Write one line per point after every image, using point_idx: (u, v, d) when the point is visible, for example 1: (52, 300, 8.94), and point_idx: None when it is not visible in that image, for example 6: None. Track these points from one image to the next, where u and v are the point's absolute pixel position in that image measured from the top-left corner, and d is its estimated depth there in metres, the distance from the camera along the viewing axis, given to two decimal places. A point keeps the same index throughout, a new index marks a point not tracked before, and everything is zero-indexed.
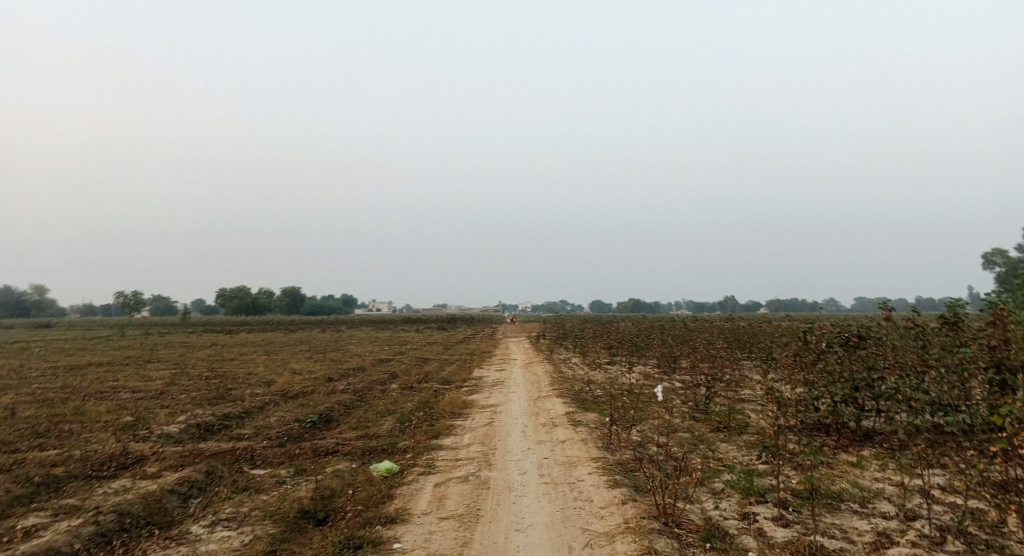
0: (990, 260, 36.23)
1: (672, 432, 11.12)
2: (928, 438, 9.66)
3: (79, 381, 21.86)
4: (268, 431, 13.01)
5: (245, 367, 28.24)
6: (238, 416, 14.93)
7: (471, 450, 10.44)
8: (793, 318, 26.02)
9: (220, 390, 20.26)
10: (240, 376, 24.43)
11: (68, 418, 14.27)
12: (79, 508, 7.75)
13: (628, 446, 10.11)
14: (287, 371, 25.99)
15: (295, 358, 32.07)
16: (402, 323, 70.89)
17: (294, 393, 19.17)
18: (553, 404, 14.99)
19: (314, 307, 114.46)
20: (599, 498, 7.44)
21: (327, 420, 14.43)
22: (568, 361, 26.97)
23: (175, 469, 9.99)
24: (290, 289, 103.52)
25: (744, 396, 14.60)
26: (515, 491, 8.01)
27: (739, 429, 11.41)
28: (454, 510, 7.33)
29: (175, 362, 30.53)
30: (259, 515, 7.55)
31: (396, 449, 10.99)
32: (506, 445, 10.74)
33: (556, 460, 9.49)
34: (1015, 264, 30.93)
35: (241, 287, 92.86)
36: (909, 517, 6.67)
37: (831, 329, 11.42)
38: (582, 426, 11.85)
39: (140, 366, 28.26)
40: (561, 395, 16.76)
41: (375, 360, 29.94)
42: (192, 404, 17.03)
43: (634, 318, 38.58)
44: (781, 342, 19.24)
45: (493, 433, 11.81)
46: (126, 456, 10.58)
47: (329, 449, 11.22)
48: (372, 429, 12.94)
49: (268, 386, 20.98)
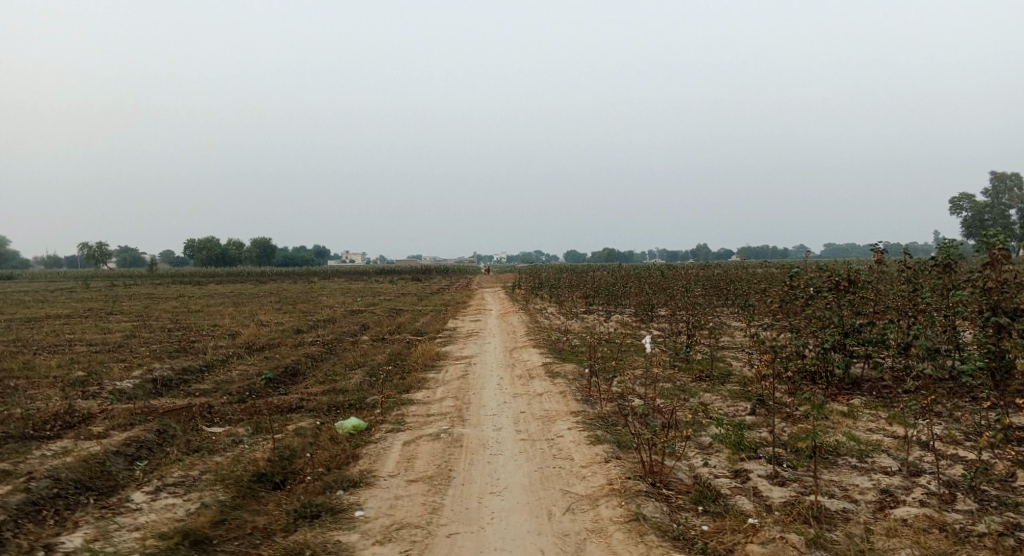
0: (958, 205, 36.69)
1: (654, 383, 10.65)
2: (919, 386, 9.34)
3: (31, 334, 20.66)
4: (229, 386, 12.24)
5: (209, 318, 27.18)
6: (198, 370, 14.10)
7: (444, 404, 9.86)
8: (770, 265, 25.87)
9: (182, 342, 19.33)
10: (204, 328, 23.42)
11: (12, 373, 13.26)
12: (9, 472, 6.80)
13: (609, 398, 9.61)
14: (253, 322, 25.07)
15: (263, 310, 31.04)
16: (375, 273, 69.76)
17: (260, 345, 18.33)
18: (529, 355, 14.46)
19: (286, 258, 112.40)
20: (581, 456, 6.90)
21: (292, 373, 13.72)
22: (543, 310, 26.53)
23: (124, 427, 9.09)
24: (260, 240, 101.23)
25: (725, 345, 14.23)
26: (490, 450, 7.45)
27: (722, 379, 11.01)
28: (423, 471, 6.74)
29: (136, 314, 29.29)
30: (211, 479, 6.82)
31: (365, 404, 10.35)
32: (481, 399, 10.18)
33: (533, 414, 8.94)
34: (981, 212, 30.94)
35: (209, 236, 90.26)
36: (912, 472, 6.29)
37: (820, 274, 10.87)
38: (560, 377, 11.33)
39: (99, 318, 27.00)
40: (538, 345, 16.26)
41: (347, 311, 29.15)
42: (150, 357, 16.11)
43: (609, 268, 38.24)
44: (760, 290, 18.90)
45: (467, 386, 11.25)
46: (71, 414, 9.68)
47: (293, 405, 10.52)
48: (340, 382, 12.26)
49: (233, 339, 20.10)
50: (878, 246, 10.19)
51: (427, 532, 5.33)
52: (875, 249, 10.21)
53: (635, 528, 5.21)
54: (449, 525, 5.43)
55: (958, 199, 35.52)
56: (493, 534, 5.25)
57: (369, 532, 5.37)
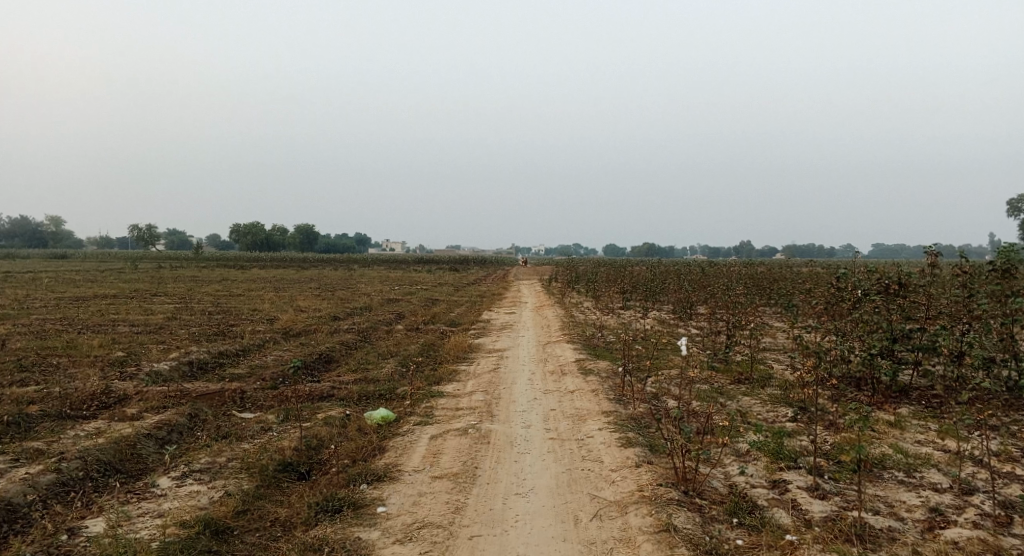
0: (1019, 207, 35.28)
1: (690, 384, 10.33)
2: (976, 397, 8.78)
3: (81, 314, 21.42)
4: (263, 371, 12.42)
5: (250, 303, 27.75)
6: (234, 355, 14.36)
7: (473, 398, 9.74)
8: (817, 265, 24.92)
9: (221, 325, 19.76)
10: (244, 312, 23.89)
11: (60, 352, 13.73)
12: (43, 452, 7.06)
13: (642, 398, 9.33)
14: (292, 308, 25.49)
15: (302, 296, 31.53)
16: (413, 262, 70.39)
17: (296, 331, 18.56)
18: (562, 350, 14.24)
19: (327, 245, 114.36)
20: (611, 459, 6.66)
21: (325, 361, 13.84)
22: (579, 304, 26.22)
23: (157, 410, 9.44)
24: (302, 227, 103.21)
25: (767, 347, 13.74)
26: (518, 448, 7.28)
27: (762, 383, 10.61)
28: (448, 468, 6.61)
29: (181, 296, 30.12)
30: (236, 467, 6.94)
31: (394, 395, 10.31)
32: (511, 394, 10.01)
33: (564, 412, 8.73)
34: None
35: (253, 222, 92.35)
36: (966, 491, 5.87)
37: (869, 276, 10.28)
38: (593, 374, 11.09)
39: (145, 299, 27.87)
40: (572, 340, 16.01)
41: (383, 299, 29.40)
42: (190, 340, 16.49)
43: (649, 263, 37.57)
44: (806, 290, 18.20)
45: (498, 380, 11.10)
46: (108, 395, 9.99)
47: (324, 393, 10.57)
48: (371, 372, 12.28)
49: (270, 324, 20.44)
50: (934, 247, 9.56)
51: (449, 532, 5.20)
52: (930, 249, 9.59)
53: (664, 538, 4.97)
54: (472, 526, 5.29)
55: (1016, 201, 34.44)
56: (516, 538, 5.08)
57: (389, 530, 5.27)
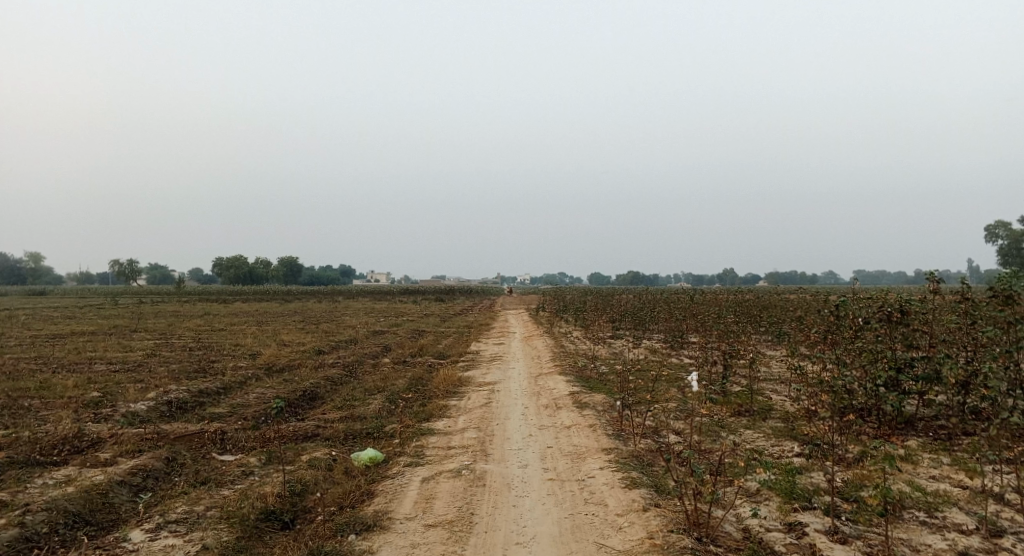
0: (995, 234, 36.38)
1: (690, 418, 10.00)
2: (984, 429, 8.53)
3: (55, 351, 20.64)
4: (245, 410, 11.91)
5: (232, 337, 27.05)
6: (215, 393, 13.81)
7: (466, 436, 9.33)
8: (806, 292, 24.86)
9: (202, 362, 19.13)
10: (226, 348, 23.22)
11: (30, 392, 13.08)
12: (5, 504, 6.55)
13: (642, 433, 8.97)
14: (275, 342, 24.89)
15: (286, 330, 30.86)
16: (399, 294, 69.96)
17: (280, 366, 18.00)
18: (555, 382, 13.86)
19: (312, 277, 113.53)
20: (616, 502, 6.29)
21: (311, 398, 13.34)
22: (568, 334, 25.92)
23: (132, 454, 8.93)
24: (287, 260, 102.42)
25: (763, 377, 13.47)
26: (516, 490, 6.88)
27: (763, 415, 10.31)
28: (443, 515, 6.20)
29: (160, 332, 29.34)
30: (215, 517, 6.48)
31: (383, 433, 9.87)
32: (505, 431, 9.61)
33: (561, 450, 8.34)
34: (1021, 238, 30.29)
35: (237, 255, 91.35)
36: (992, 533, 5.56)
37: (867, 303, 10.04)
38: (588, 408, 10.73)
39: (123, 335, 27.10)
40: (564, 372, 15.64)
41: (370, 332, 28.90)
42: (169, 377, 15.88)
43: (636, 292, 37.51)
44: (798, 318, 18.03)
45: (490, 416, 10.69)
46: (80, 438, 9.44)
47: (309, 432, 10.09)
48: (359, 409, 11.80)
49: (253, 359, 19.86)
50: (936, 273, 9.40)
51: None
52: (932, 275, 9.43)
53: None
54: None
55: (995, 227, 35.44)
56: None
57: None
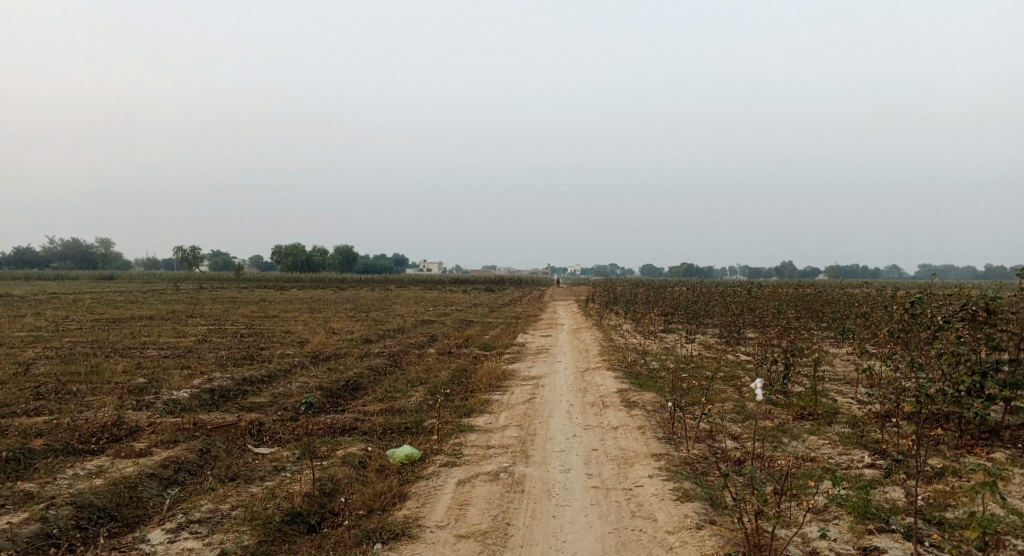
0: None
1: (748, 423, 9.27)
2: None
3: (113, 336, 21.28)
4: (285, 401, 11.80)
5: (283, 325, 27.45)
6: (259, 381, 13.80)
7: (506, 434, 8.88)
8: (874, 286, 23.33)
9: (250, 349, 19.31)
10: (276, 335, 23.52)
11: (81, 377, 13.35)
12: (33, 496, 6.50)
13: (695, 438, 8.31)
14: (324, 330, 25.07)
15: (335, 317, 31.16)
16: (449, 283, 70.28)
17: (326, 355, 17.99)
18: (602, 378, 13.24)
19: (365, 266, 115.55)
20: (666, 517, 5.71)
21: (352, 389, 13.17)
22: (618, 327, 25.18)
23: (167, 445, 8.87)
24: (342, 248, 104.53)
25: (829, 377, 12.50)
26: (557, 498, 6.38)
27: (829, 419, 9.47)
28: (475, 526, 5.76)
29: (215, 318, 30.04)
30: (239, 516, 6.28)
31: (420, 429, 9.54)
32: (547, 430, 9.09)
33: (607, 453, 7.77)
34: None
35: (293, 244, 93.64)
36: None
37: (949, 300, 8.99)
38: (637, 407, 10.10)
39: (180, 321, 27.85)
40: (612, 367, 14.99)
41: (417, 321, 28.84)
42: (216, 365, 16.01)
43: (689, 284, 36.35)
44: (866, 314, 16.81)
45: (532, 413, 10.21)
46: (119, 427, 9.45)
47: (345, 426, 9.85)
48: (398, 401, 11.51)
49: (300, 347, 19.94)
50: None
51: None
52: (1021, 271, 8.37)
53: None
54: None
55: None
56: None
57: None
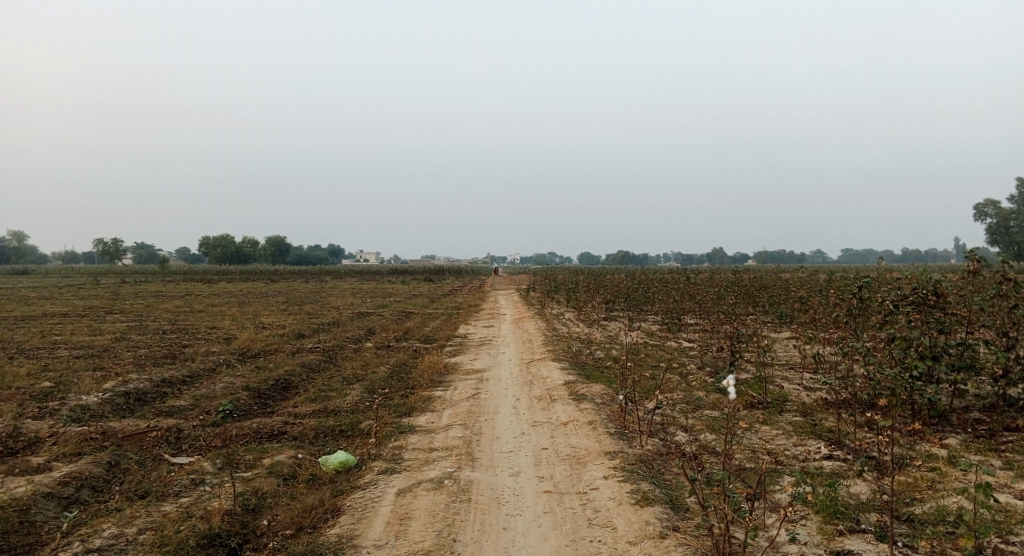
0: (983, 211, 37.45)
1: (699, 414, 9.05)
2: None
3: (16, 336, 19.41)
4: (209, 403, 10.85)
5: (209, 320, 25.83)
6: (181, 382, 12.71)
7: (449, 435, 8.33)
8: (806, 271, 23.95)
9: (173, 347, 17.96)
10: (201, 331, 22.04)
11: None
12: None
13: (648, 432, 7.98)
14: (255, 325, 23.74)
15: (268, 311, 29.70)
16: (388, 273, 68.90)
17: (254, 352, 16.88)
18: (548, 370, 12.83)
19: (300, 257, 112.03)
20: (626, 526, 5.33)
21: (284, 388, 12.29)
22: (561, 315, 24.93)
23: (70, 458, 7.89)
24: (275, 239, 100.95)
25: (772, 363, 12.52)
26: (507, 506, 5.89)
27: (778, 408, 9.37)
28: (419, 545, 5.23)
29: (136, 314, 28.05)
30: (148, 542, 5.52)
31: (357, 432, 8.87)
32: (494, 428, 8.59)
33: (558, 453, 7.32)
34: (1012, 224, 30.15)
35: (223, 235, 89.58)
36: None
37: (896, 285, 8.97)
38: (587, 400, 9.73)
39: (95, 318, 25.83)
40: (557, 357, 14.64)
41: (355, 313, 27.78)
42: (133, 365, 14.73)
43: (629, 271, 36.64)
44: (802, 299, 17.12)
45: (477, 410, 9.68)
46: (13, 440, 8.36)
47: (274, 430, 9.05)
48: (333, 401, 10.74)
49: (227, 344, 18.70)
50: (974, 250, 8.42)
51: None
52: (970, 253, 8.45)
53: None
54: None
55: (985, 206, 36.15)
56: None
57: None
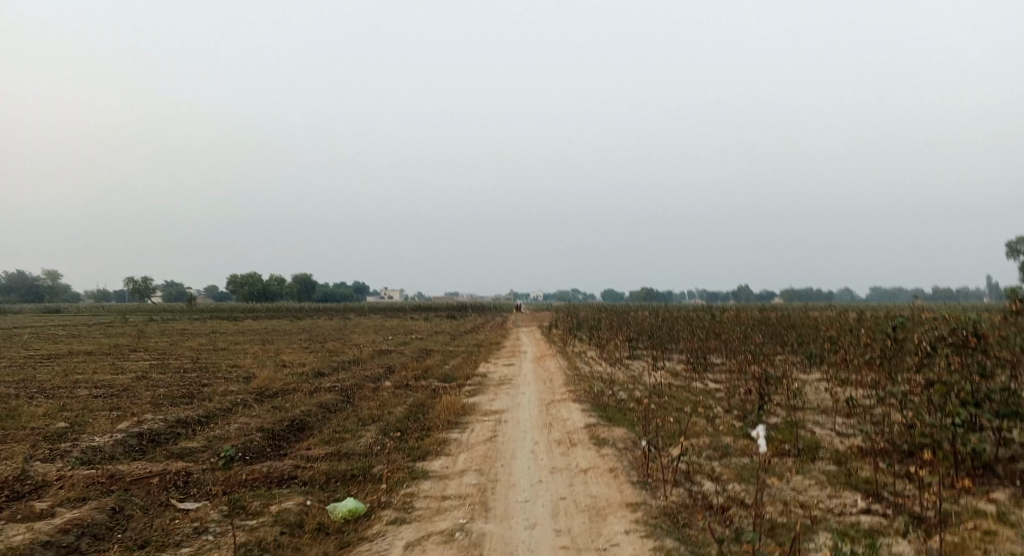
0: (1018, 248, 36.47)
1: (727, 462, 8.58)
2: None
3: (41, 374, 19.57)
4: (221, 445, 10.64)
5: (231, 358, 25.88)
6: (196, 422, 12.56)
7: (463, 482, 7.98)
8: (835, 308, 23.27)
9: (193, 386, 17.91)
10: (222, 369, 22.02)
11: None
12: None
13: (672, 481, 7.54)
14: (276, 363, 23.69)
15: (289, 349, 29.72)
16: (411, 310, 69.08)
17: (272, 391, 16.73)
18: (568, 412, 12.42)
19: (325, 294, 113.16)
20: None
21: (298, 429, 12.07)
22: (583, 354, 24.49)
23: (75, 502, 7.70)
24: (301, 277, 102.24)
25: (803, 406, 11.97)
26: None
27: (811, 455, 8.85)
28: None
29: (160, 352, 28.24)
30: None
31: (369, 477, 8.56)
32: (510, 475, 8.22)
33: (576, 503, 6.93)
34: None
35: (250, 273, 90.99)
36: None
37: (935, 325, 8.49)
38: (607, 445, 9.32)
39: (120, 356, 26.05)
40: (578, 398, 14.22)
41: (375, 351, 27.63)
42: (150, 404, 14.65)
43: (652, 309, 36.13)
44: (833, 338, 16.52)
45: (494, 455, 9.32)
46: (21, 484, 8.22)
47: (284, 474, 8.78)
48: (347, 444, 10.46)
49: (246, 383, 18.61)
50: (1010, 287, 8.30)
51: None
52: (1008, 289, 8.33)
53: None
54: None
55: (1020, 241, 35.24)
56: None
57: None
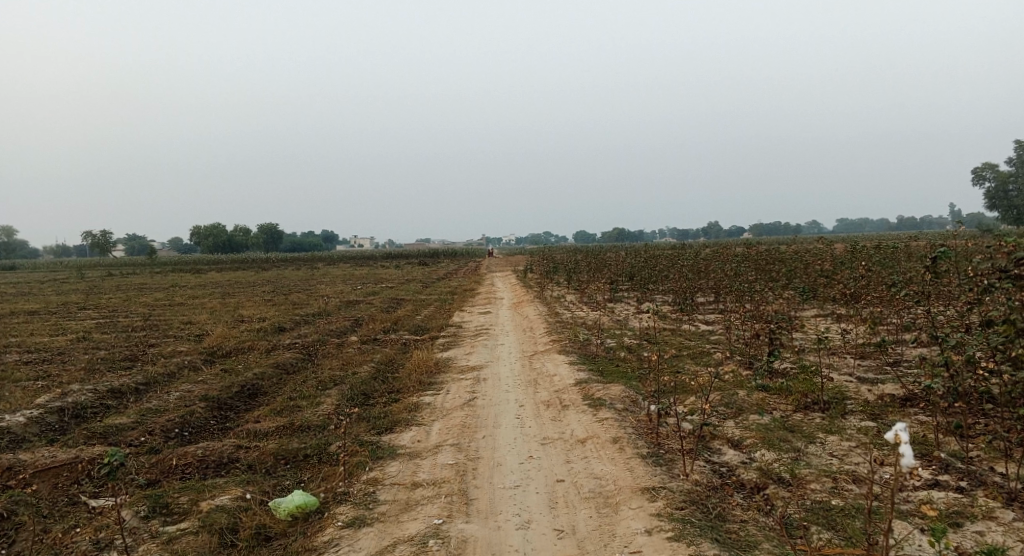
0: (982, 177, 36.45)
1: (746, 423, 7.34)
2: None
3: None
4: (156, 417, 9.08)
5: (186, 314, 23.95)
6: (130, 389, 10.89)
7: (439, 461, 6.63)
8: (821, 242, 22.25)
9: (137, 347, 16.08)
10: (174, 327, 20.14)
11: None
12: None
13: (691, 453, 6.28)
14: (235, 318, 21.92)
15: (251, 302, 27.82)
16: (382, 258, 67.50)
17: (225, 351, 15.06)
18: (555, 365, 11.08)
19: (293, 244, 110.26)
20: None
21: (251, 396, 10.55)
22: (563, 298, 23.26)
23: None
24: (266, 227, 98.96)
25: (812, 349, 10.84)
26: None
27: (842, 409, 7.68)
28: None
29: (109, 309, 26.11)
30: None
31: (326, 457, 7.16)
32: (495, 449, 6.89)
33: (578, 488, 5.65)
34: None
35: (213, 224, 87.53)
36: None
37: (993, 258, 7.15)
38: (606, 407, 8.03)
39: (63, 315, 23.87)
40: (563, 348, 12.93)
41: (343, 302, 25.96)
42: (83, 370, 12.88)
43: (628, 248, 35.09)
44: (830, 273, 15.46)
45: (474, 422, 7.98)
46: None
47: (224, 457, 7.25)
48: (303, 414, 9.01)
49: (199, 342, 16.87)
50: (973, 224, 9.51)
51: None
52: (982, 226, 11.55)
53: None
54: None
55: (985, 166, 35.51)
56: None
57: None
